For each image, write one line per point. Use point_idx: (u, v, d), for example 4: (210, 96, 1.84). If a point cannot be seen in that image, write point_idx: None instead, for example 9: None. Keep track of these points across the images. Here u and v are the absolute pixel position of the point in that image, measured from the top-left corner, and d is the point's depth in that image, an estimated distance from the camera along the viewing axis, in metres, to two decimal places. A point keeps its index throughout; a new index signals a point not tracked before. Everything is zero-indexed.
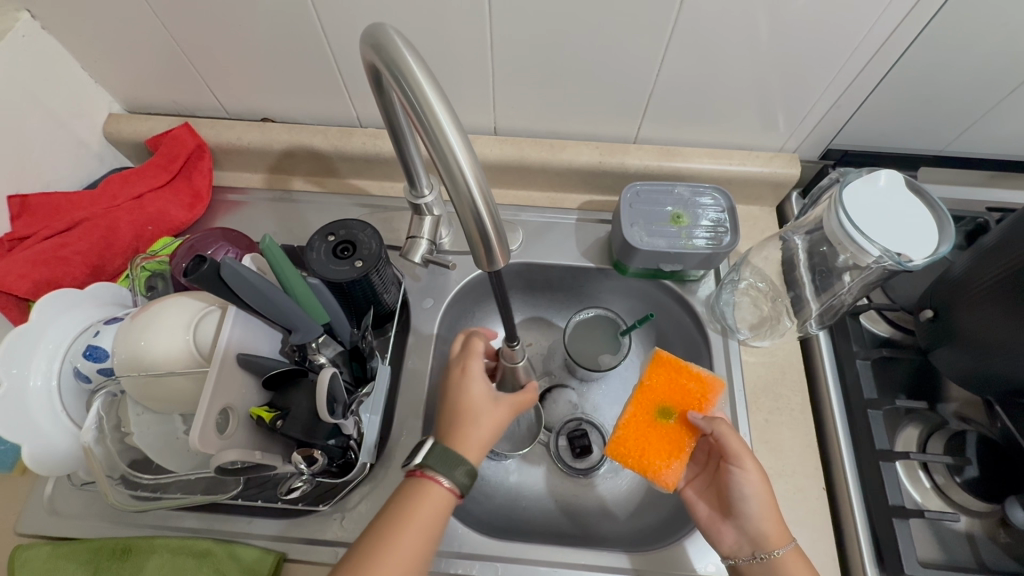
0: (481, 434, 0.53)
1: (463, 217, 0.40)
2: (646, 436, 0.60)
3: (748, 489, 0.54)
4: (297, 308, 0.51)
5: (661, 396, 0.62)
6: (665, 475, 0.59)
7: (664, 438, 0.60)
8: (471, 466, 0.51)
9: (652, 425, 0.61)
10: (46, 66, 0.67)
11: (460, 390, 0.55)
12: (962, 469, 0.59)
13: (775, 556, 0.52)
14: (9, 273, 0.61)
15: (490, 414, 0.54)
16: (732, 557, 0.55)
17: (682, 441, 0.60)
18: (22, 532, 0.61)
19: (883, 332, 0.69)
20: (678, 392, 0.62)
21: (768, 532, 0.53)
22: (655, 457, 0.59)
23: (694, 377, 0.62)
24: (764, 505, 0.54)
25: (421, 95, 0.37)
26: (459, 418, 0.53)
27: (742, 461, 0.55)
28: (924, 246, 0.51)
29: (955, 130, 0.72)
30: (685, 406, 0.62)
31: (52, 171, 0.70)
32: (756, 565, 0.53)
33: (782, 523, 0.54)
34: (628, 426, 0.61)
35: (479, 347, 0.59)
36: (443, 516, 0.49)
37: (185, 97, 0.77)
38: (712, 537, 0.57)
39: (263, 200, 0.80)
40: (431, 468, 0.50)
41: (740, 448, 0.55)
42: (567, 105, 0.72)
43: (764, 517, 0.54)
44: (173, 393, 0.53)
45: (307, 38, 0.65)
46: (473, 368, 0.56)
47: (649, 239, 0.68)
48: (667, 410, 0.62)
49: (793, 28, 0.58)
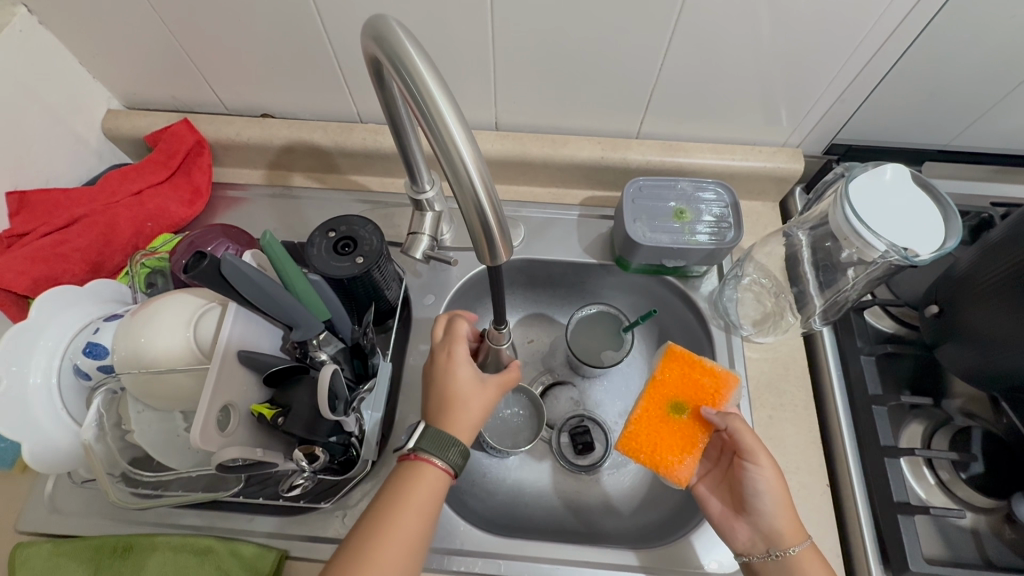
0: (473, 415, 0.53)
1: (466, 211, 0.40)
2: (658, 432, 0.60)
3: (763, 485, 0.54)
4: (299, 304, 0.50)
5: (673, 391, 0.62)
6: (678, 471, 0.58)
7: (675, 434, 0.60)
8: (464, 446, 0.51)
9: (664, 420, 0.61)
10: (43, 61, 0.66)
11: (447, 374, 0.54)
12: (968, 466, 0.59)
13: (791, 553, 0.52)
14: (8, 271, 0.61)
15: (478, 399, 0.54)
16: (747, 554, 0.55)
17: (694, 436, 0.60)
18: (22, 530, 0.60)
19: (887, 328, 0.68)
20: (691, 388, 0.62)
21: (783, 529, 0.53)
22: (667, 452, 0.59)
23: (707, 372, 0.62)
24: (778, 502, 0.54)
25: (424, 87, 0.37)
26: (447, 402, 0.53)
27: (757, 457, 0.54)
28: (932, 240, 0.51)
29: (959, 125, 0.72)
30: (698, 401, 0.61)
31: (51, 167, 0.70)
32: (771, 563, 0.53)
33: (797, 520, 0.54)
34: (640, 421, 0.61)
35: (461, 329, 0.57)
36: (439, 495, 0.49)
37: (184, 93, 0.76)
38: (726, 534, 0.57)
39: (263, 196, 0.79)
40: (426, 451, 0.49)
41: (755, 443, 0.55)
42: (568, 101, 0.71)
43: (779, 513, 0.54)
44: (174, 390, 0.52)
45: (308, 34, 0.65)
46: (459, 353, 0.55)
47: (652, 235, 0.68)
48: (679, 405, 0.61)
49: (798, 21, 0.58)
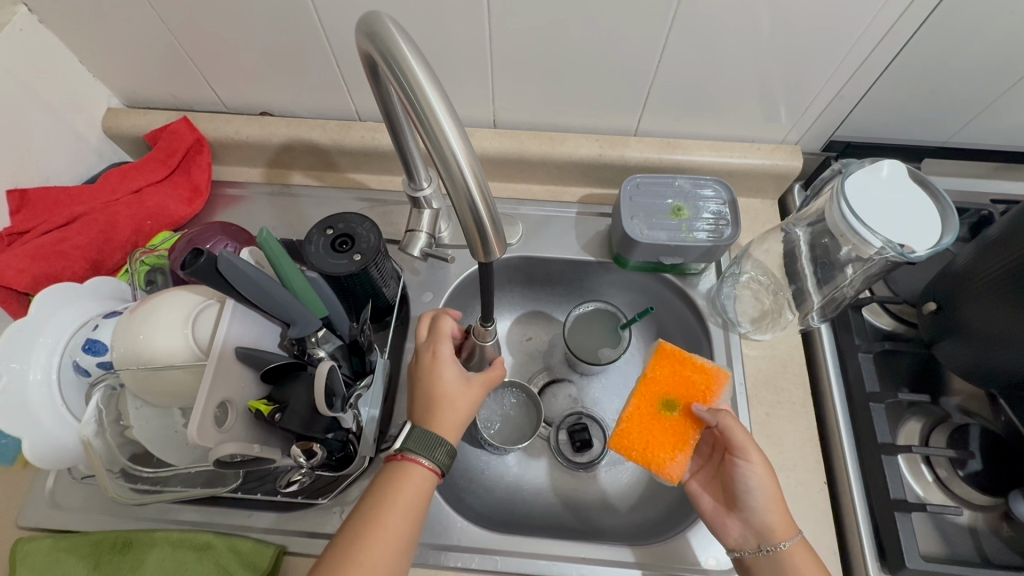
0: (461, 414, 0.53)
1: (459, 208, 0.40)
2: (650, 430, 0.60)
3: (754, 481, 0.54)
4: (296, 302, 0.51)
5: (664, 389, 0.62)
6: (671, 468, 0.58)
7: (668, 432, 0.60)
8: (451, 446, 0.51)
9: (656, 418, 0.61)
10: (43, 60, 0.67)
11: (433, 374, 0.54)
12: (966, 463, 0.59)
13: (781, 549, 0.52)
14: (8, 268, 0.61)
15: (464, 399, 0.54)
16: (738, 550, 0.55)
17: (686, 434, 0.60)
18: (22, 525, 0.61)
19: (886, 325, 0.68)
20: (682, 385, 0.62)
21: (774, 524, 0.53)
22: (659, 449, 0.59)
23: (698, 370, 0.62)
24: (769, 497, 0.54)
25: (416, 84, 0.37)
26: (433, 403, 0.53)
27: (747, 453, 0.54)
28: (929, 237, 0.51)
29: (959, 122, 0.71)
30: (689, 398, 0.61)
31: (51, 165, 0.70)
32: (762, 558, 0.53)
33: (787, 516, 0.54)
34: (632, 419, 0.61)
35: (446, 327, 0.57)
36: (427, 494, 0.50)
37: (183, 91, 0.76)
38: (718, 530, 0.57)
39: (261, 194, 0.80)
40: (412, 451, 0.50)
41: (745, 439, 0.55)
42: (566, 98, 0.71)
43: (770, 509, 0.54)
44: (172, 386, 0.52)
45: (306, 33, 0.65)
46: (443, 352, 0.55)
47: (649, 232, 0.68)
48: (670, 402, 0.61)
49: (796, 17, 0.57)
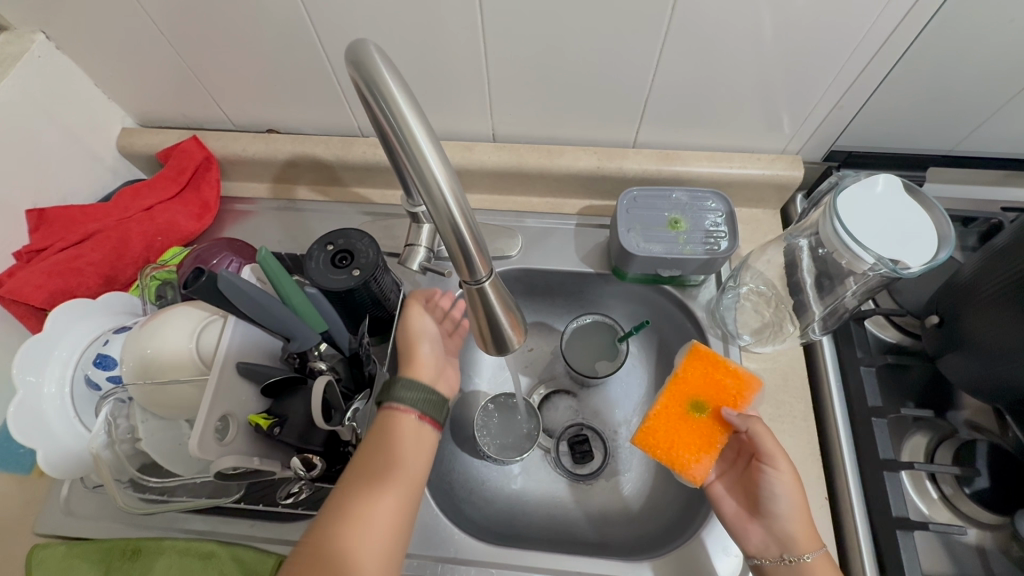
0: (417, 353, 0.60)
1: (442, 231, 0.41)
2: (676, 429, 0.60)
3: (780, 489, 0.54)
4: (294, 317, 0.53)
5: (695, 390, 0.62)
6: (694, 470, 0.58)
7: (694, 433, 0.60)
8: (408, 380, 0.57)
9: (683, 418, 0.61)
10: (60, 84, 0.70)
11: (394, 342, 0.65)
12: (972, 481, 0.57)
13: (804, 561, 0.52)
14: (26, 284, 0.64)
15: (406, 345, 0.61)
16: (758, 556, 0.55)
17: (713, 436, 0.60)
18: (39, 532, 0.63)
19: (892, 338, 0.67)
20: (713, 388, 0.62)
21: (797, 533, 0.53)
22: (682, 450, 0.59)
23: (731, 374, 0.62)
24: (794, 507, 0.54)
25: (399, 115, 0.38)
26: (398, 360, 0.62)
27: (776, 461, 0.55)
28: (923, 252, 0.50)
29: (965, 129, 0.70)
30: (719, 402, 0.61)
31: (67, 184, 0.73)
32: (783, 567, 0.53)
33: (811, 528, 0.54)
34: (658, 417, 0.61)
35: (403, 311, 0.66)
36: (410, 428, 0.55)
37: (193, 111, 0.79)
38: (738, 535, 0.57)
39: (269, 209, 0.82)
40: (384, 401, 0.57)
41: (774, 447, 0.55)
42: (564, 112, 0.72)
43: (794, 518, 0.54)
44: (177, 400, 0.54)
45: (308, 54, 0.66)
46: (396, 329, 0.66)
47: (646, 245, 0.67)
48: (699, 404, 0.61)
49: (792, 27, 0.57)
